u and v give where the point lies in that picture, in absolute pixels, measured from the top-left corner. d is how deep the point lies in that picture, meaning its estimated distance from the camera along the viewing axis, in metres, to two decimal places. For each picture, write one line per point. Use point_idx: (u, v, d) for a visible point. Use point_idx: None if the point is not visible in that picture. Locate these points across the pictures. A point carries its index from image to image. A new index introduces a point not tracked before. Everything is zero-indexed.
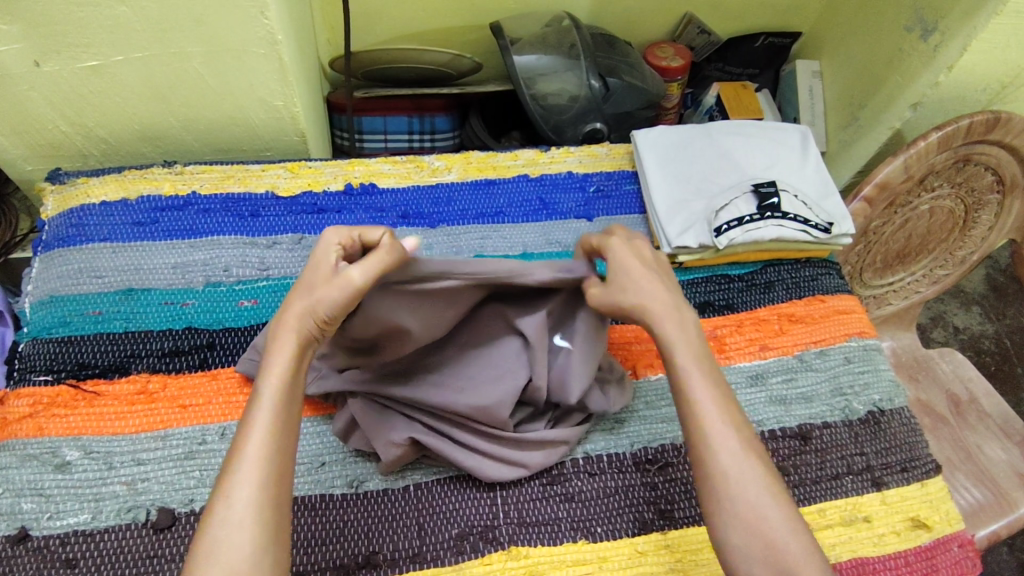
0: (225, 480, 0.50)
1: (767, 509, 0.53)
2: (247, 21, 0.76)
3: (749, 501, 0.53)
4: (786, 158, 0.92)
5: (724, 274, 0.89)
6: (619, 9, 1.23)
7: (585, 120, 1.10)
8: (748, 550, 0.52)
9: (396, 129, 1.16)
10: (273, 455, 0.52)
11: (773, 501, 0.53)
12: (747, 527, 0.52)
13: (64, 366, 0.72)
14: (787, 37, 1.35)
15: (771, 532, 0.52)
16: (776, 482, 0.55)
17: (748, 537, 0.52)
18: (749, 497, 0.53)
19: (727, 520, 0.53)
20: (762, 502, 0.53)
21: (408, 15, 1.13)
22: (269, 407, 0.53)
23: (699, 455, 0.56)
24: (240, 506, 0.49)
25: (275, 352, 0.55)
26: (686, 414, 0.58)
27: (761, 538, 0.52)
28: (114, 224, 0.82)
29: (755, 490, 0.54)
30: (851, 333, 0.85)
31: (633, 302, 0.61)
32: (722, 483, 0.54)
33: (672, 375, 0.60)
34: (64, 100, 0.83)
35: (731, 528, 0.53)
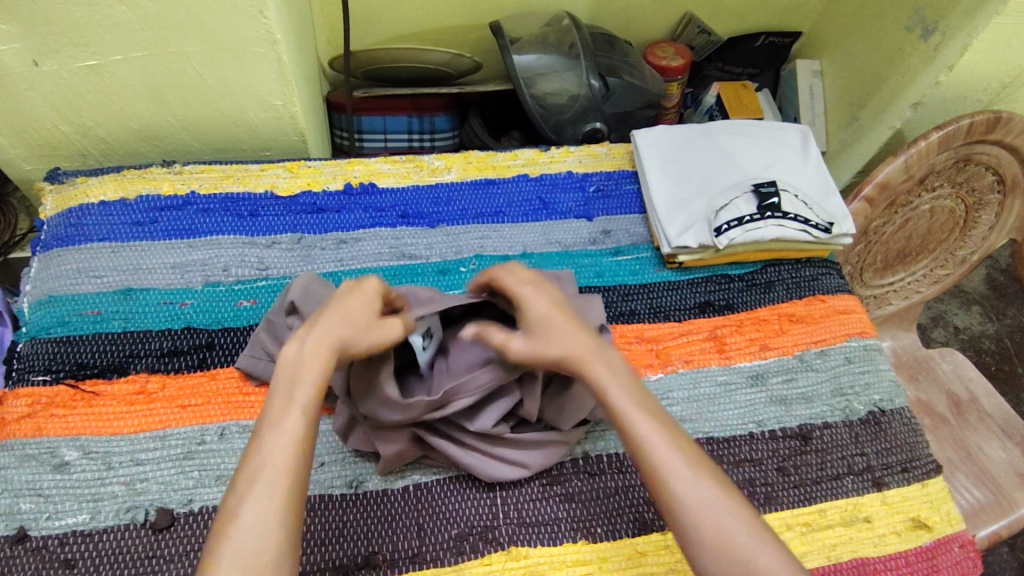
0: (244, 492, 0.48)
1: (733, 530, 0.50)
2: (246, 20, 0.76)
3: (717, 530, 0.50)
4: (787, 158, 0.92)
5: (724, 273, 0.89)
6: (618, 8, 1.23)
7: (584, 120, 1.10)
8: None
9: (396, 128, 1.16)
10: (299, 469, 0.49)
11: (741, 520, 0.50)
12: (717, 555, 0.49)
13: (63, 366, 0.72)
14: (787, 37, 1.35)
15: (745, 554, 0.49)
16: (740, 500, 0.52)
17: (722, 564, 0.49)
18: (714, 523, 0.50)
19: (698, 552, 0.50)
20: (730, 529, 0.50)
21: (408, 15, 1.13)
22: (298, 421, 0.51)
23: (657, 492, 0.53)
24: (261, 520, 0.46)
25: (310, 357, 0.54)
26: (634, 454, 0.55)
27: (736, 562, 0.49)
28: (113, 223, 0.82)
29: (719, 513, 0.51)
30: (851, 333, 0.85)
31: (556, 354, 0.59)
32: (684, 513, 0.51)
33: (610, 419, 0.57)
34: (64, 100, 0.82)
35: (708, 561, 0.50)
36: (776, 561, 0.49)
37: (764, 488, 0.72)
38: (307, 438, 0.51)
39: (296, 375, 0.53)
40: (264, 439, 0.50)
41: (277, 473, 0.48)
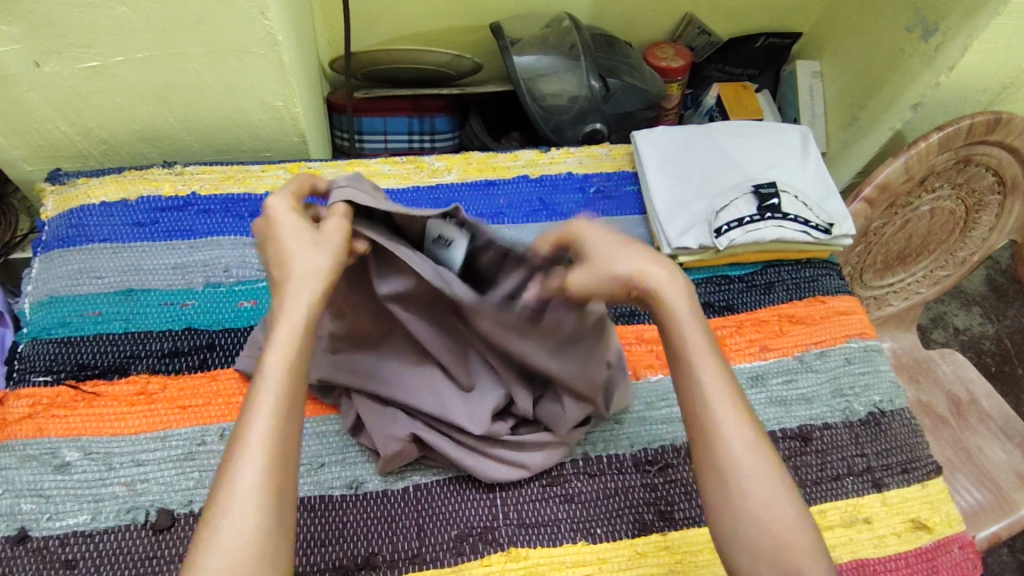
0: (226, 473, 0.47)
1: (774, 506, 0.50)
2: (248, 21, 0.76)
3: (761, 499, 0.50)
4: (787, 159, 0.92)
5: (724, 274, 0.89)
6: (619, 10, 1.23)
7: (584, 120, 1.10)
8: (757, 551, 0.50)
9: (396, 129, 1.16)
10: (279, 445, 0.48)
11: (782, 497, 0.51)
12: (753, 527, 0.50)
13: (64, 367, 0.72)
14: (788, 38, 1.35)
15: (781, 530, 0.50)
16: (784, 477, 0.52)
17: (755, 537, 0.50)
18: (756, 495, 0.51)
19: (736, 519, 0.51)
20: (773, 501, 0.50)
21: (409, 16, 1.13)
22: (273, 392, 0.49)
23: (705, 448, 0.53)
24: (242, 497, 0.45)
25: (282, 324, 0.52)
26: (694, 402, 0.55)
27: (770, 537, 0.49)
28: (115, 224, 0.82)
29: (765, 488, 0.51)
30: (852, 334, 0.85)
31: (634, 276, 0.57)
32: (731, 476, 0.51)
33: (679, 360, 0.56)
34: (64, 100, 0.83)
35: (742, 526, 0.50)
36: (807, 543, 0.49)
37: None
38: (284, 409, 0.49)
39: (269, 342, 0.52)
40: (247, 410, 0.49)
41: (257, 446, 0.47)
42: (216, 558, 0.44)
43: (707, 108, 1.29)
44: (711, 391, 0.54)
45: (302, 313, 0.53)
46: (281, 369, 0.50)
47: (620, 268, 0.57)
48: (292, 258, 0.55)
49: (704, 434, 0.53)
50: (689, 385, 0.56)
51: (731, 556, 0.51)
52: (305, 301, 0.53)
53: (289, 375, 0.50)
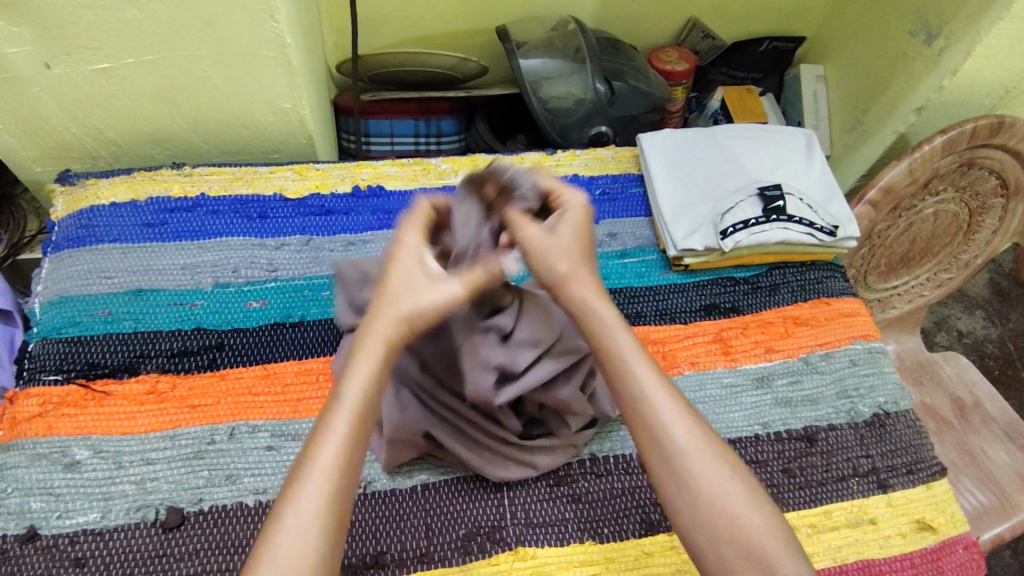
0: (291, 496, 0.47)
1: (726, 484, 0.51)
2: (257, 24, 0.77)
3: (709, 479, 0.51)
4: (792, 161, 0.93)
5: (729, 276, 0.89)
6: (624, 14, 1.24)
7: (590, 123, 1.11)
8: (715, 533, 0.50)
9: (402, 131, 1.17)
10: (346, 476, 0.49)
11: (732, 475, 0.52)
12: (707, 507, 0.51)
13: (74, 366, 0.72)
14: (791, 42, 1.35)
15: (730, 509, 0.50)
16: (730, 454, 0.53)
17: (713, 520, 0.50)
18: (708, 476, 0.51)
19: (693, 504, 0.51)
20: (721, 479, 0.51)
21: (415, 19, 1.14)
22: (347, 417, 0.50)
23: (650, 437, 0.53)
24: (303, 515, 0.46)
25: (362, 355, 0.52)
26: (631, 396, 0.55)
27: (728, 517, 0.50)
28: (124, 225, 0.82)
29: (714, 469, 0.52)
30: (856, 335, 0.85)
31: (563, 278, 0.59)
32: (681, 464, 0.52)
33: (609, 359, 0.56)
34: (74, 102, 0.83)
35: (694, 511, 0.51)
36: (764, 517, 0.51)
37: (770, 488, 0.72)
38: (356, 432, 0.50)
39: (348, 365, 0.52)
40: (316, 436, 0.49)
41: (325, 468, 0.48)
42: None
43: (711, 111, 1.30)
44: (646, 382, 0.55)
45: (383, 344, 0.53)
46: (360, 396, 0.51)
47: (559, 264, 0.59)
48: (398, 293, 0.55)
49: (646, 426, 0.54)
50: (622, 380, 0.56)
51: (693, 545, 0.51)
52: (388, 337, 0.53)
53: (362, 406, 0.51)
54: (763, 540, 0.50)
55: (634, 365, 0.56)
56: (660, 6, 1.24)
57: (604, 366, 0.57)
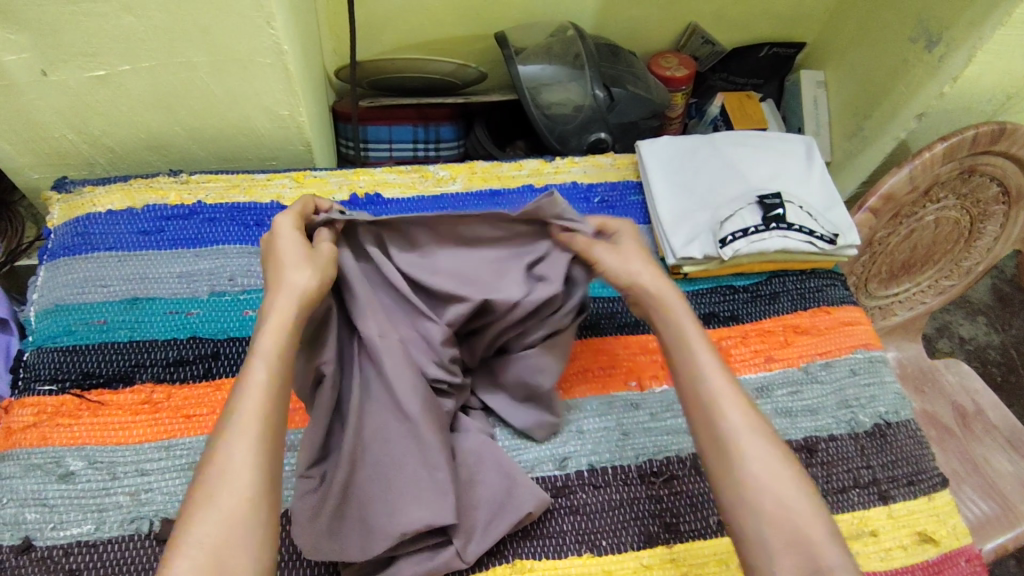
0: (228, 443, 0.49)
1: (775, 465, 0.56)
2: (254, 33, 0.77)
3: (755, 457, 0.56)
4: (791, 169, 0.92)
5: (729, 284, 0.88)
6: (625, 21, 1.24)
7: (589, 129, 1.09)
8: (759, 509, 0.54)
9: (401, 138, 1.17)
10: (271, 421, 0.51)
11: (781, 462, 0.56)
12: (752, 483, 0.55)
13: (69, 375, 0.72)
14: (791, 48, 1.34)
15: (777, 486, 0.55)
16: (779, 449, 0.58)
17: (757, 499, 0.55)
18: (759, 462, 0.56)
19: (740, 483, 0.56)
20: (768, 461, 0.56)
21: (413, 25, 1.14)
22: (265, 368, 0.53)
23: (707, 420, 0.59)
24: (234, 480, 0.48)
25: (271, 321, 0.56)
26: (691, 385, 0.61)
27: (775, 500, 0.54)
28: (120, 232, 0.82)
29: (766, 460, 0.56)
30: (856, 344, 0.85)
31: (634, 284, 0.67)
32: (730, 440, 0.58)
33: (677, 356, 0.63)
34: (72, 109, 0.83)
35: (740, 486, 0.56)
36: (810, 508, 0.54)
37: None
38: (272, 391, 0.53)
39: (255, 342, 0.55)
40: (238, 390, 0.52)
41: (250, 428, 0.50)
42: (207, 538, 0.46)
43: (712, 118, 1.30)
44: (708, 371, 0.61)
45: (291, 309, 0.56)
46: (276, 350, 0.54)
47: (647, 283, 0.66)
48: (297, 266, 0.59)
49: (705, 410, 0.60)
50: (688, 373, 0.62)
51: (736, 523, 0.56)
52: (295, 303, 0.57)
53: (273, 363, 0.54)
54: (802, 519, 0.54)
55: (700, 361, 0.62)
56: (660, 12, 1.24)
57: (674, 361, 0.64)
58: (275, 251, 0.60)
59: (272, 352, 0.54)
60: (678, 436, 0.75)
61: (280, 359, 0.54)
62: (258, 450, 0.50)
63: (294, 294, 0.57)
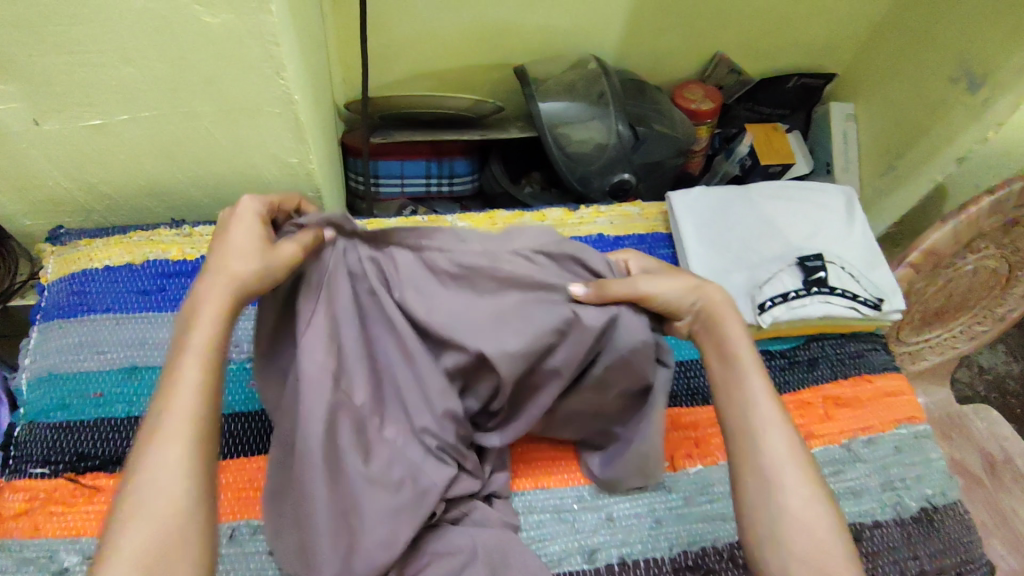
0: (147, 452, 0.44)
1: (818, 506, 0.53)
2: (261, 83, 0.71)
3: (799, 495, 0.53)
4: (830, 224, 0.86)
5: (764, 349, 0.83)
6: (649, 51, 1.17)
7: (612, 171, 1.04)
8: (797, 550, 0.51)
9: (413, 173, 1.11)
10: (203, 423, 0.46)
11: (829, 504, 0.53)
12: (793, 522, 0.52)
13: (63, 457, 0.67)
14: (821, 79, 1.28)
15: (821, 530, 0.52)
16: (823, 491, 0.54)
17: (792, 538, 0.51)
18: (803, 501, 0.53)
19: (778, 518, 0.52)
20: (816, 503, 0.53)
21: (428, 54, 1.08)
22: (195, 361, 0.48)
23: (752, 448, 0.56)
24: (163, 484, 0.43)
25: (202, 308, 0.50)
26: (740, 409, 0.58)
27: (812, 542, 0.51)
28: (118, 292, 0.76)
29: (806, 501, 0.53)
30: (900, 418, 0.80)
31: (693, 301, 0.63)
32: (772, 471, 0.54)
33: (729, 377, 0.60)
34: (67, 158, 0.77)
35: (781, 521, 0.52)
36: (845, 558, 0.51)
37: None
38: (210, 389, 0.47)
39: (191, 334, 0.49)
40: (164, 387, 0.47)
41: (179, 435, 0.44)
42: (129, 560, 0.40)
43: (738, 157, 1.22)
44: (760, 399, 0.58)
45: (219, 303, 0.51)
46: (209, 337, 0.49)
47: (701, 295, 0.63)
48: (243, 244, 0.54)
49: (750, 439, 0.56)
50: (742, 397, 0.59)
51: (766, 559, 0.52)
52: (229, 290, 0.51)
53: (207, 354, 0.48)
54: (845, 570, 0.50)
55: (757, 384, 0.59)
56: (687, 42, 1.17)
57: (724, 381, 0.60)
58: (224, 241, 0.54)
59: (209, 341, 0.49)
60: (713, 523, 0.70)
61: (212, 350, 0.48)
62: (194, 448, 0.45)
63: (232, 282, 0.52)
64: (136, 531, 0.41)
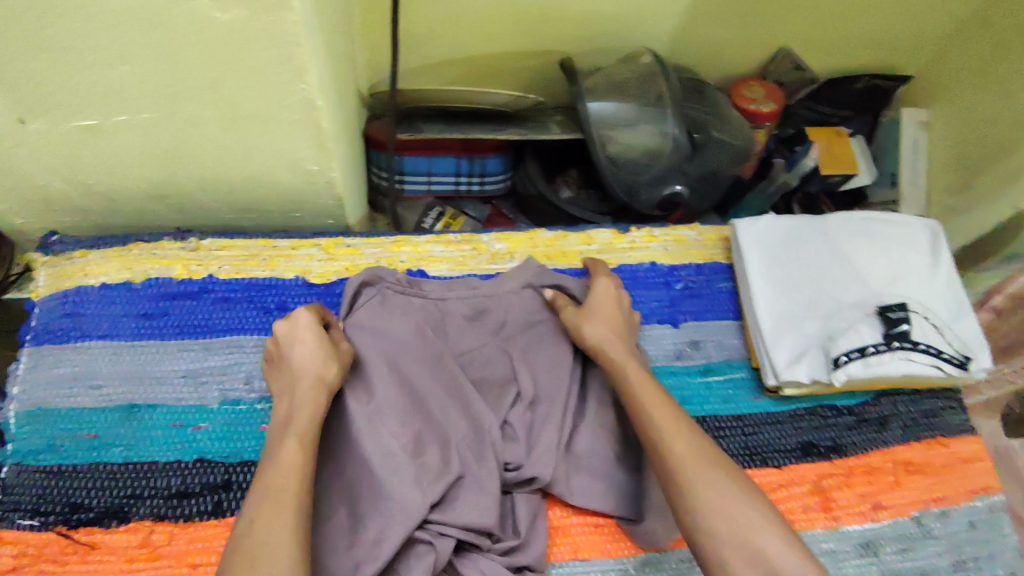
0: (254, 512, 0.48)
1: (739, 498, 0.51)
2: (277, 87, 0.61)
3: (711, 486, 0.52)
4: (913, 266, 0.76)
5: (831, 405, 0.75)
6: (711, 42, 1.05)
7: (664, 182, 0.93)
8: (721, 542, 0.50)
9: (442, 170, 1.01)
10: (302, 489, 0.51)
11: (738, 489, 0.52)
12: (710, 516, 0.51)
13: (54, 507, 0.60)
14: (894, 81, 1.15)
15: (738, 517, 0.50)
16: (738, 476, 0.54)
17: (714, 529, 0.51)
18: (717, 495, 0.52)
19: (692, 512, 0.52)
20: (729, 492, 0.52)
21: (463, 39, 0.95)
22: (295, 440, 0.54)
23: (658, 454, 0.56)
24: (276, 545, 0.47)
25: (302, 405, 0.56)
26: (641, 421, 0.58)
27: (730, 529, 0.50)
28: (116, 316, 0.69)
29: (724, 493, 0.52)
30: (976, 489, 0.73)
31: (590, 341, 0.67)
32: (678, 472, 0.54)
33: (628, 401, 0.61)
34: (57, 159, 0.67)
35: (704, 516, 0.51)
36: (768, 531, 0.50)
37: None
38: (306, 470, 0.52)
39: (288, 424, 0.55)
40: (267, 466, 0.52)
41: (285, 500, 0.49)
42: None
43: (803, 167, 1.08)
44: (653, 407, 0.59)
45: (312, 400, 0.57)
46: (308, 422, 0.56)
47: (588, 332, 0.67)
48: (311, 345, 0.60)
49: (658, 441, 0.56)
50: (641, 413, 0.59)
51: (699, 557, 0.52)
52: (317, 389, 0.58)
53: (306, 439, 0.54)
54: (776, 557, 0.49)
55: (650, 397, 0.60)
56: (752, 33, 1.05)
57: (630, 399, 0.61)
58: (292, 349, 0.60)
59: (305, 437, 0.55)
60: None
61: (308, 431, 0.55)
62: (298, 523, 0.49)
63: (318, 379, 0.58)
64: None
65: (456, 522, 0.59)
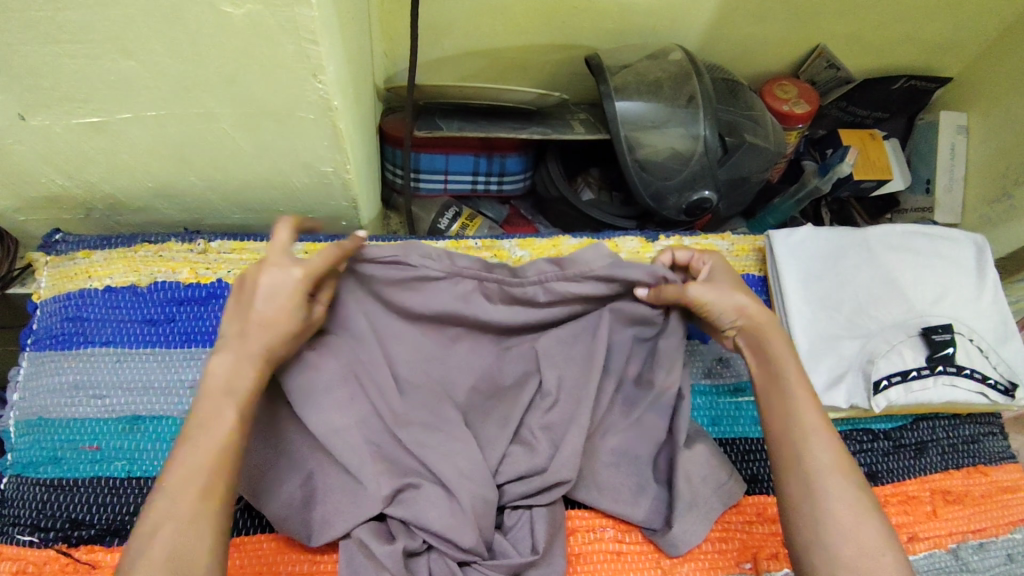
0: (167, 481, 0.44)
1: (866, 519, 0.49)
2: (293, 85, 0.57)
3: (844, 506, 0.50)
4: (959, 284, 0.72)
5: (867, 428, 0.72)
6: (743, 38, 1.00)
7: (693, 187, 0.89)
8: (843, 560, 0.48)
9: (459, 168, 0.97)
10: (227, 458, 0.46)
11: (870, 510, 0.50)
12: (839, 534, 0.49)
13: (54, 523, 0.58)
14: (934, 83, 1.10)
15: (866, 541, 0.48)
16: (868, 496, 0.51)
17: (839, 546, 0.48)
18: (848, 513, 0.49)
19: (819, 520, 0.50)
20: (858, 513, 0.49)
21: (485, 31, 0.90)
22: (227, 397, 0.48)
23: (794, 455, 0.53)
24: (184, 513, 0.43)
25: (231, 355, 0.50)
26: (778, 418, 0.55)
27: (857, 551, 0.48)
28: (120, 321, 0.66)
29: (854, 514, 0.49)
30: (1016, 520, 0.69)
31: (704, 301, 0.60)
32: (819, 481, 0.51)
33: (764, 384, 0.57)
34: (62, 156, 0.64)
35: (828, 533, 0.49)
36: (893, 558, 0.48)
37: None
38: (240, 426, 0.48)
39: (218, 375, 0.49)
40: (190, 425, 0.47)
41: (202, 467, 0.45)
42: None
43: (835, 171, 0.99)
44: (800, 405, 0.55)
45: (252, 345, 0.51)
46: (239, 374, 0.50)
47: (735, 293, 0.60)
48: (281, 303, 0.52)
49: (793, 447, 0.53)
50: (777, 402, 0.56)
51: (805, 565, 0.50)
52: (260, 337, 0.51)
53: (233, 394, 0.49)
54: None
55: (794, 390, 0.55)
56: (787, 31, 0.99)
57: (766, 387, 0.57)
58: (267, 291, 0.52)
59: (247, 383, 0.49)
60: None
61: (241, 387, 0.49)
62: (210, 497, 0.44)
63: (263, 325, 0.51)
64: (159, 547, 0.42)
65: (421, 524, 0.57)
